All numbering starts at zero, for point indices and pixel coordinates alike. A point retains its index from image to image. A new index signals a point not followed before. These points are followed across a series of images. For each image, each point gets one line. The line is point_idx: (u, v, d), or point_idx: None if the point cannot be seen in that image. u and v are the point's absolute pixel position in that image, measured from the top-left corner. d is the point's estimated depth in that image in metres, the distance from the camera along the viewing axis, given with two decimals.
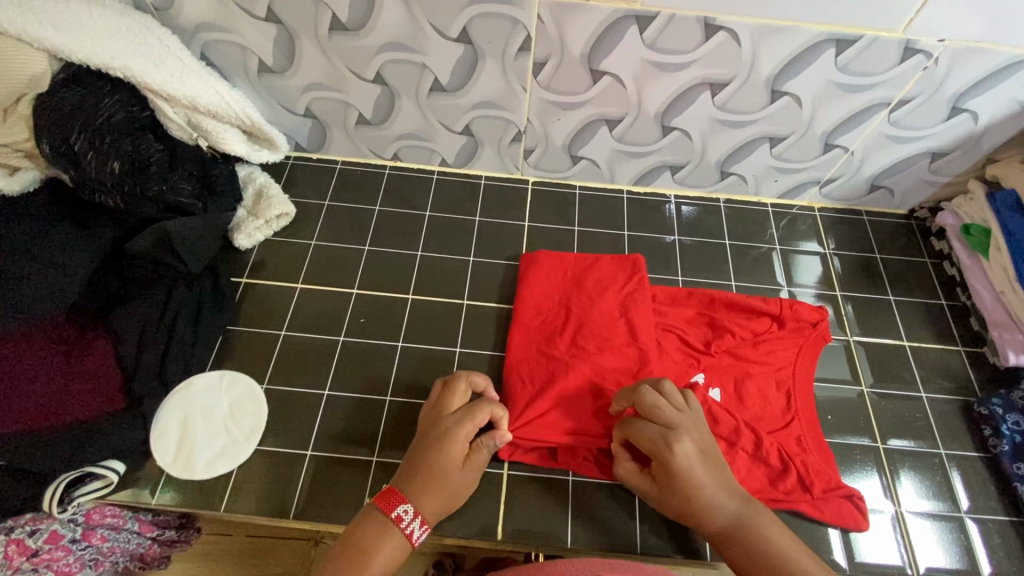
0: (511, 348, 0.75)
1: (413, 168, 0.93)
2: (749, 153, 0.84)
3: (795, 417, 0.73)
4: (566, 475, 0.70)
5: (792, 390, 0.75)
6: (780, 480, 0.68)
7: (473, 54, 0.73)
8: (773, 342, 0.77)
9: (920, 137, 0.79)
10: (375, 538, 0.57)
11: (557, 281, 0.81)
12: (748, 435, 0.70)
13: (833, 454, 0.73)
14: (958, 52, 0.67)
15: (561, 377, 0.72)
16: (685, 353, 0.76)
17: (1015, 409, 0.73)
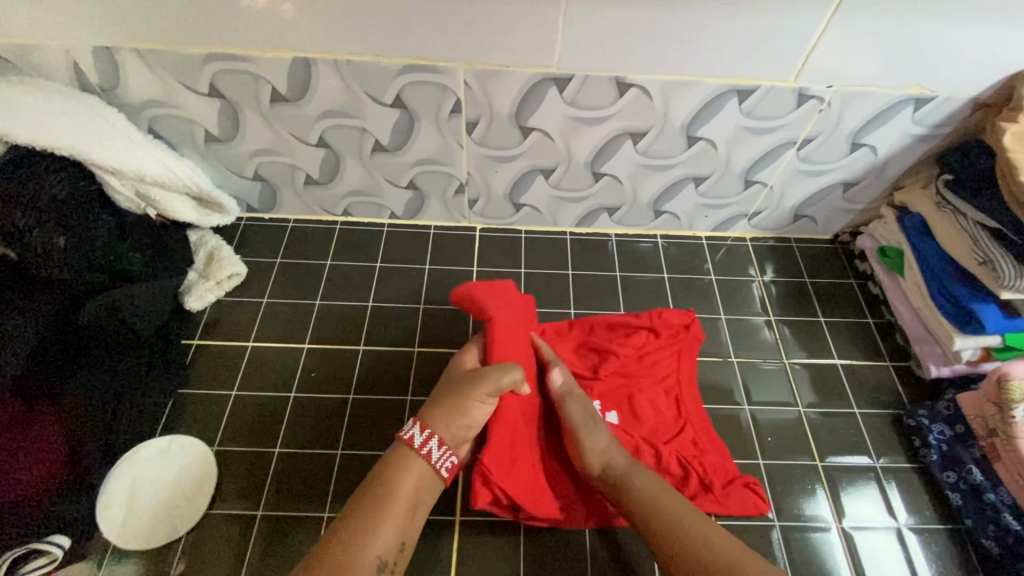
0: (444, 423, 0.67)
1: (364, 222, 0.96)
2: (677, 193, 0.90)
3: (687, 422, 0.76)
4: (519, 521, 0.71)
5: (678, 395, 0.78)
6: (683, 486, 0.72)
7: (408, 117, 0.77)
8: (653, 353, 0.80)
9: (828, 170, 0.85)
10: (396, 464, 0.62)
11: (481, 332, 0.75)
12: (647, 450, 0.74)
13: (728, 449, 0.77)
14: (846, 96, 0.74)
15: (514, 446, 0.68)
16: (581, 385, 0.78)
17: (940, 419, 0.77)
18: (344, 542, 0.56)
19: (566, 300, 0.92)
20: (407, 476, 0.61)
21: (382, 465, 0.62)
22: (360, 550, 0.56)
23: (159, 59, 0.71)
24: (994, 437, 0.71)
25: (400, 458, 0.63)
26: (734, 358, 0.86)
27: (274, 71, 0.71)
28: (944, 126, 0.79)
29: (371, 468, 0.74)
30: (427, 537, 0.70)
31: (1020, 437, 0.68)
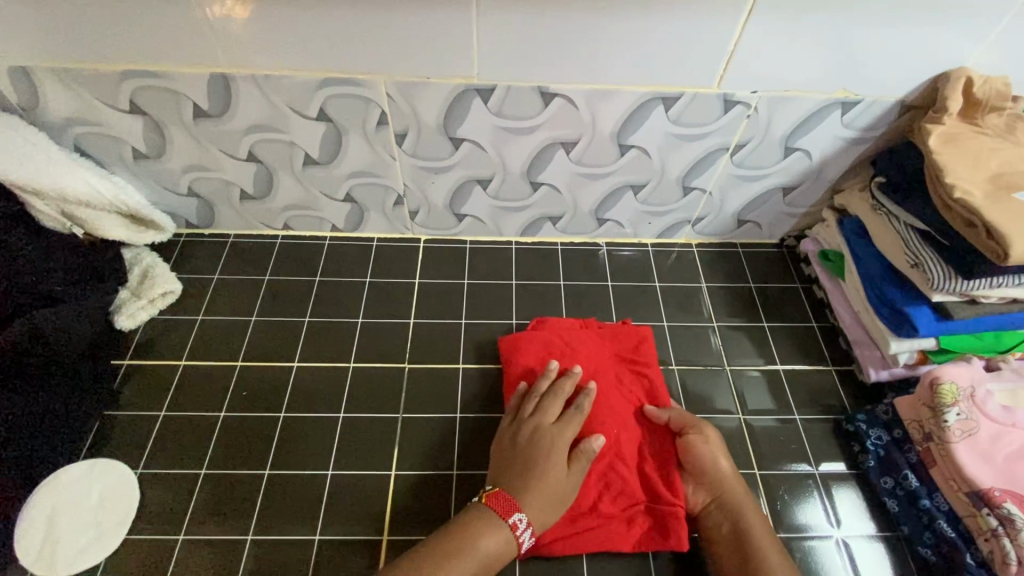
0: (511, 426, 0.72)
1: (305, 236, 0.95)
2: (617, 201, 0.89)
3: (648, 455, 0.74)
4: None
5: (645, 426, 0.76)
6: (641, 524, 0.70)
7: (336, 130, 0.77)
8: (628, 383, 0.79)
9: (765, 174, 0.85)
10: (484, 525, 0.63)
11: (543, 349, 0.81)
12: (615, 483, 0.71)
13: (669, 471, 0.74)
14: (772, 101, 0.74)
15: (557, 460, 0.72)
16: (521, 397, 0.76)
17: (878, 424, 0.76)
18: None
19: (508, 311, 0.91)
20: (489, 537, 0.62)
21: (461, 523, 0.63)
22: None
23: (77, 77, 0.70)
24: (929, 441, 0.70)
25: (478, 518, 0.63)
26: (675, 365, 0.85)
27: (194, 87, 0.71)
28: (874, 128, 0.79)
29: (299, 488, 0.73)
30: (353, 557, 0.68)
31: (954, 442, 0.67)
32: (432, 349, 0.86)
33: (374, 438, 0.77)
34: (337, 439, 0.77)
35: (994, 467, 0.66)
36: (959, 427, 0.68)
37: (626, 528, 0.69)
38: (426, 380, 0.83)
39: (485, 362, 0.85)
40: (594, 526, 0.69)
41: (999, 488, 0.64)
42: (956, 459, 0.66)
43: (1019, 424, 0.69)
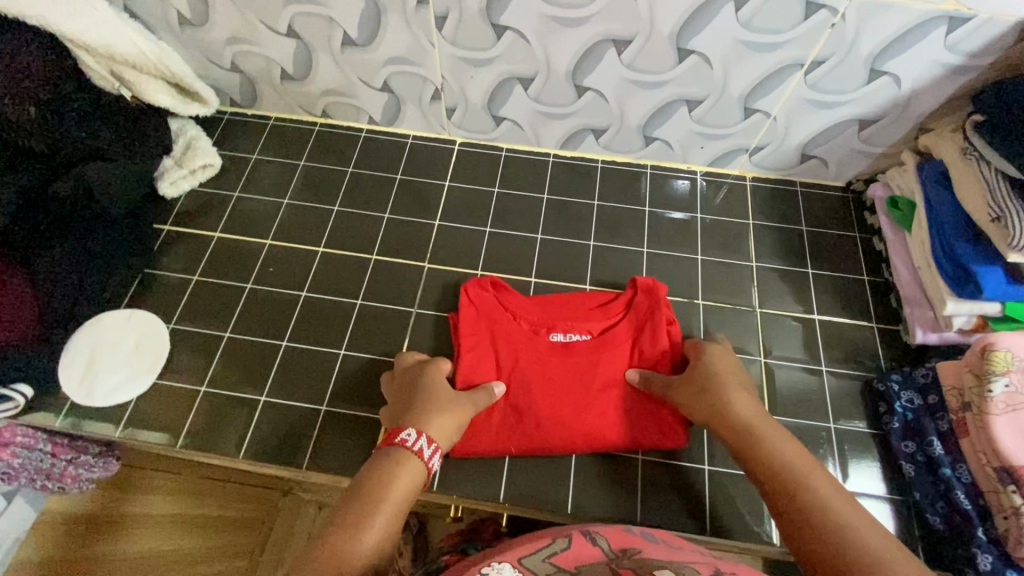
0: (508, 323, 0.75)
1: (343, 126, 0.94)
2: (669, 118, 0.82)
3: (563, 419, 0.70)
4: None
5: (597, 409, 0.71)
6: (502, 432, 0.70)
7: (376, 7, 0.73)
8: (636, 393, 0.72)
9: (842, 102, 0.75)
10: (394, 468, 0.56)
11: (575, 304, 0.78)
12: (518, 401, 0.71)
13: (564, 431, 0.70)
14: (863, 8, 0.63)
15: (510, 348, 0.74)
16: (527, 320, 0.75)
17: (912, 387, 0.70)
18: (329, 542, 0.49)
19: (535, 225, 0.87)
20: (406, 467, 0.57)
21: (378, 467, 0.56)
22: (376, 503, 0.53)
23: None
24: (966, 411, 0.64)
25: (384, 464, 0.56)
26: (700, 300, 0.81)
27: None
28: (983, 56, 0.67)
29: (310, 364, 0.76)
30: (352, 430, 0.71)
31: (994, 413, 0.61)
32: (454, 252, 0.85)
33: (387, 329, 0.79)
34: (353, 325, 0.79)
35: None
36: (1004, 400, 0.61)
37: (487, 424, 0.70)
38: (443, 280, 0.82)
39: (506, 271, 0.84)
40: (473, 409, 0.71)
41: None
42: (992, 431, 0.60)
43: None
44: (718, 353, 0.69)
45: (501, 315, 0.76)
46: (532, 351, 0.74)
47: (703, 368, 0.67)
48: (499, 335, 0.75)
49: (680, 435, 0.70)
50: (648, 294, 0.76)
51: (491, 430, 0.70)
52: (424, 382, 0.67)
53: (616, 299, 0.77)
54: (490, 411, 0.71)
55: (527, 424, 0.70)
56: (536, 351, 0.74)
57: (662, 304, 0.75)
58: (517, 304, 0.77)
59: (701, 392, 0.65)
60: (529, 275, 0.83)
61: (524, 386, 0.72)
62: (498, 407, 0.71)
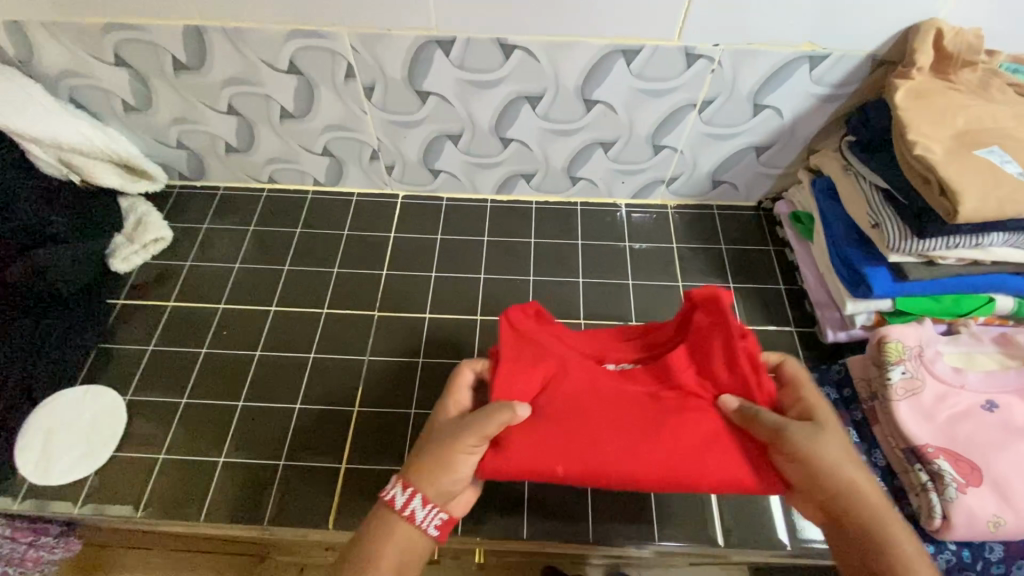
0: (558, 344, 0.68)
1: (290, 189, 0.99)
2: (589, 158, 0.90)
3: (621, 453, 0.58)
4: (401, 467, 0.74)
5: (666, 437, 0.59)
6: (550, 461, 0.58)
7: (307, 83, 0.79)
8: (710, 416, 0.60)
9: (736, 133, 0.84)
10: (380, 533, 0.57)
11: (626, 335, 0.72)
12: (573, 423, 0.60)
13: (624, 466, 0.58)
14: (734, 55, 0.72)
15: (561, 367, 0.65)
16: (580, 348, 0.70)
17: (829, 382, 0.76)
18: None
19: (478, 266, 0.93)
20: (396, 533, 0.56)
21: (371, 529, 0.57)
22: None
23: (67, 31, 0.75)
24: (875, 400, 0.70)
25: (375, 527, 0.57)
26: (634, 320, 0.87)
27: (169, 39, 0.75)
28: (846, 85, 0.76)
29: (267, 420, 0.78)
30: (310, 479, 0.73)
31: (895, 400, 0.67)
32: (402, 298, 0.89)
33: (341, 379, 0.81)
34: (307, 377, 0.82)
35: (933, 425, 0.66)
36: (903, 386, 0.67)
37: (531, 449, 0.59)
38: (392, 327, 0.86)
39: (451, 311, 0.88)
40: (516, 430, 0.60)
41: (934, 445, 0.64)
42: (897, 418, 0.66)
43: (967, 386, 0.69)
44: (818, 402, 0.59)
45: (555, 339, 0.68)
46: (589, 372, 0.65)
47: (826, 446, 0.55)
48: (548, 351, 0.66)
49: (777, 480, 0.58)
50: (709, 309, 0.65)
51: (544, 450, 0.59)
52: (436, 422, 0.63)
53: (678, 320, 0.70)
54: (535, 440, 0.59)
55: (579, 448, 0.59)
56: (595, 373, 0.65)
57: (734, 322, 0.63)
58: (565, 333, 0.71)
59: (817, 476, 0.55)
60: (473, 312, 0.88)
61: (577, 406, 0.61)
62: (545, 430, 0.60)
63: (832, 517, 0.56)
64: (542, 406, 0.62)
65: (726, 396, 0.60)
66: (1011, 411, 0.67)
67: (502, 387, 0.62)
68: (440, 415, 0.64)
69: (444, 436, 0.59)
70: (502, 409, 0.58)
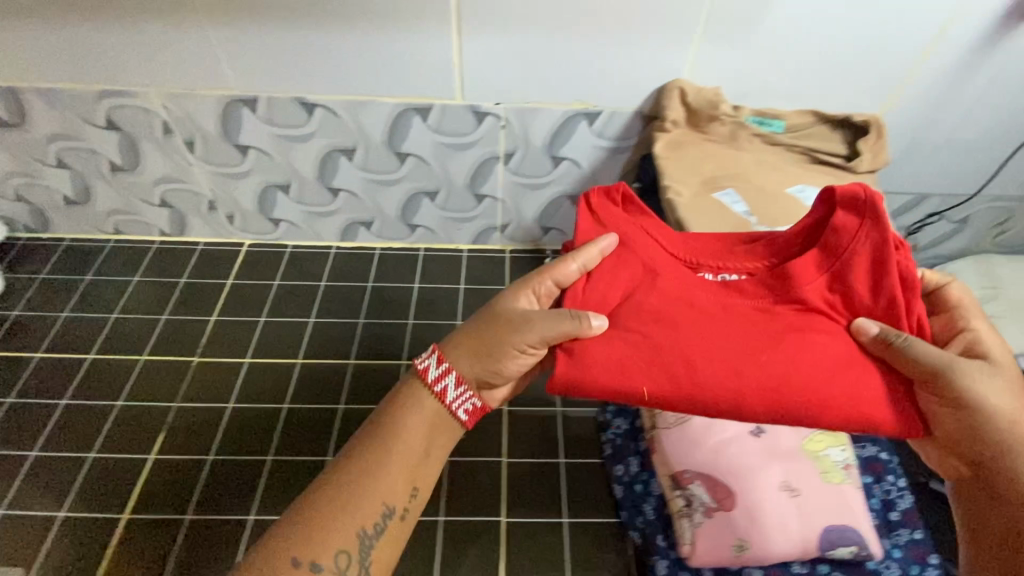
0: (648, 250, 0.59)
1: (135, 240, 1.01)
2: (418, 208, 0.94)
3: (734, 382, 0.51)
4: (185, 514, 0.74)
5: (806, 356, 0.52)
6: (621, 376, 0.52)
7: (129, 139, 0.84)
8: (814, 340, 0.53)
9: (545, 182, 0.90)
10: (403, 405, 0.56)
11: (732, 237, 0.62)
12: (654, 335, 0.53)
13: (733, 390, 0.51)
14: (517, 112, 0.79)
15: (653, 279, 0.57)
16: (677, 249, 0.60)
17: (623, 413, 0.77)
18: (330, 511, 0.52)
19: (309, 310, 0.94)
20: (407, 418, 0.56)
21: (393, 399, 0.57)
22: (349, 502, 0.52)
23: None
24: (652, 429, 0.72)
25: (407, 397, 0.57)
26: None
27: None
28: (628, 138, 0.82)
29: (59, 469, 0.78)
30: (90, 527, 0.73)
31: (662, 429, 0.70)
32: (228, 344, 0.90)
33: (145, 424, 0.82)
34: (111, 425, 0.82)
35: (700, 452, 0.67)
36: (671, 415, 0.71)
37: (620, 368, 0.52)
38: (210, 373, 0.87)
39: (276, 356, 0.89)
40: (608, 336, 0.54)
41: (693, 472, 0.66)
42: (661, 445, 0.69)
43: None
44: (986, 329, 0.56)
45: (634, 230, 0.60)
46: (678, 279, 0.57)
47: (996, 389, 0.52)
48: (643, 254, 0.58)
49: (918, 422, 0.51)
50: (851, 209, 0.56)
51: (620, 355, 0.53)
52: (511, 310, 0.57)
53: (806, 222, 0.58)
54: (612, 347, 0.53)
55: (654, 363, 0.52)
56: (699, 287, 0.57)
57: (883, 241, 0.54)
58: (665, 228, 0.61)
59: (976, 426, 0.51)
60: (296, 357, 0.89)
61: (666, 317, 0.54)
62: (623, 343, 0.53)
63: (975, 468, 0.55)
64: (618, 318, 0.55)
65: (863, 320, 0.53)
66: (778, 435, 0.69)
67: (588, 295, 0.56)
68: (510, 303, 0.58)
69: (484, 334, 0.57)
70: (574, 317, 0.53)
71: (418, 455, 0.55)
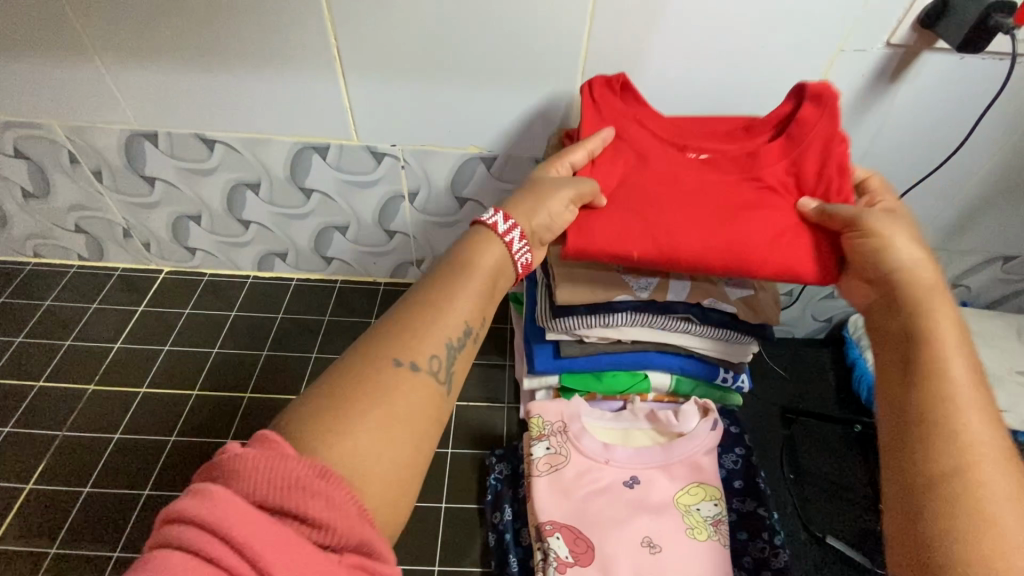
0: (627, 120, 0.65)
1: (54, 264, 1.01)
2: (331, 242, 0.95)
3: (715, 242, 0.58)
4: (48, 548, 0.72)
5: (739, 217, 0.59)
6: (642, 241, 0.58)
7: (38, 167, 0.85)
8: (773, 207, 0.59)
9: (453, 223, 0.90)
10: (481, 250, 0.54)
11: (697, 125, 0.68)
12: (637, 207, 0.60)
13: (695, 243, 0.58)
14: (414, 154, 0.81)
15: (641, 163, 0.63)
16: (657, 129, 0.66)
17: (507, 460, 0.78)
18: (395, 349, 0.47)
19: (215, 339, 0.94)
20: (489, 257, 0.54)
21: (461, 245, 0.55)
22: (440, 318, 0.50)
23: None
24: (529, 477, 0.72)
25: (474, 241, 0.55)
26: None
27: None
28: None
29: None
30: None
31: (535, 476, 0.69)
32: (128, 372, 0.90)
33: (27, 451, 0.81)
34: None
35: (569, 501, 0.68)
36: (546, 461, 0.70)
37: (632, 230, 0.59)
38: (103, 402, 0.86)
39: (174, 386, 0.88)
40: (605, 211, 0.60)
41: (556, 522, 0.66)
42: (533, 493, 0.68)
43: (612, 461, 0.71)
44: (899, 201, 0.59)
45: (626, 120, 0.66)
46: (638, 161, 0.63)
47: (905, 245, 0.54)
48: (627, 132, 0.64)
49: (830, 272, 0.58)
50: (815, 103, 0.62)
51: (620, 231, 0.59)
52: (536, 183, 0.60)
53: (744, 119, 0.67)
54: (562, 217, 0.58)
55: (654, 224, 0.58)
56: (676, 164, 0.63)
57: (836, 116, 0.61)
58: (649, 114, 0.67)
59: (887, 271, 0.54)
60: (193, 387, 0.88)
61: (660, 194, 0.60)
62: (613, 211, 0.60)
63: (906, 358, 0.51)
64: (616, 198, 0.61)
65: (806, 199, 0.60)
66: (650, 487, 0.70)
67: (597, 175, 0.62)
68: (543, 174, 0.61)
69: (545, 184, 0.58)
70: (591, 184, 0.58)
71: (490, 291, 0.54)
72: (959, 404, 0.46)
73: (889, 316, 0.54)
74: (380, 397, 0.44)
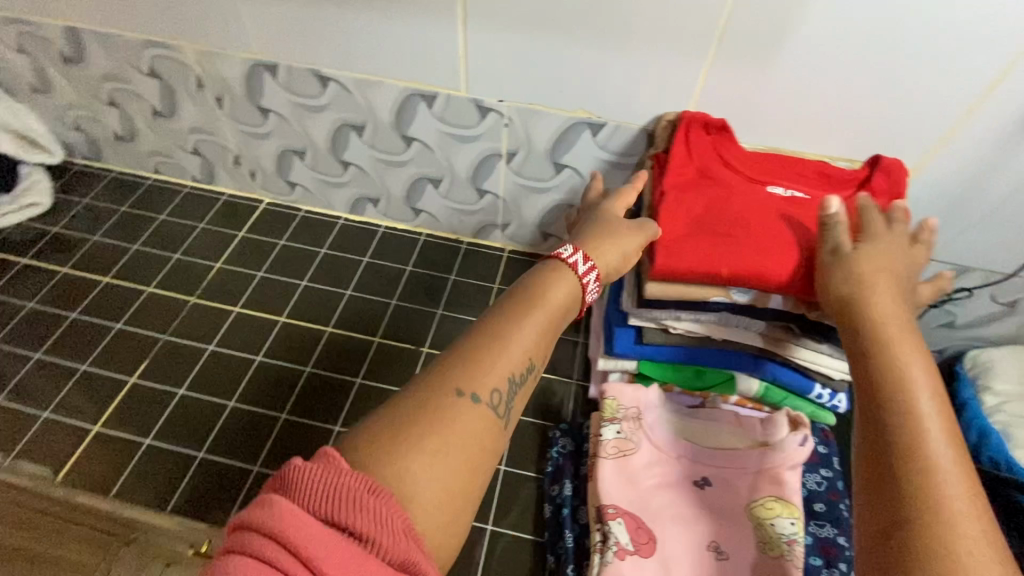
0: (706, 154, 0.70)
1: (170, 181, 1.09)
2: (422, 193, 0.95)
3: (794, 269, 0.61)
4: (144, 439, 0.79)
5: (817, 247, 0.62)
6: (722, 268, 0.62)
7: (167, 87, 0.90)
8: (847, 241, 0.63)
9: (546, 188, 0.87)
10: (552, 280, 0.54)
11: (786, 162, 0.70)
12: (720, 235, 0.63)
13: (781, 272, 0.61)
14: (520, 112, 0.78)
15: (727, 194, 0.67)
16: (742, 166, 0.69)
17: (570, 435, 0.76)
18: (458, 364, 0.46)
19: (303, 273, 0.98)
20: (557, 288, 0.53)
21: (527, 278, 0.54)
22: (505, 345, 0.48)
23: None
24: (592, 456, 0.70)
25: (546, 272, 0.55)
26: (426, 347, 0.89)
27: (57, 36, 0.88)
28: (630, 155, 0.79)
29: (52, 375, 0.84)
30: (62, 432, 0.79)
31: (602, 457, 0.67)
32: (224, 291, 0.95)
33: (133, 349, 0.88)
34: (105, 343, 0.88)
35: (633, 488, 0.66)
36: (614, 445, 0.68)
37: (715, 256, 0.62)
38: (200, 315, 0.92)
39: (262, 311, 0.93)
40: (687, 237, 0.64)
41: (619, 507, 0.64)
42: (597, 473, 0.66)
43: (684, 456, 0.68)
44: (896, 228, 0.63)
45: (714, 158, 0.69)
46: (720, 190, 0.67)
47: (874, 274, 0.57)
48: (706, 167, 0.69)
49: None
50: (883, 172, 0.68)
51: (704, 253, 0.62)
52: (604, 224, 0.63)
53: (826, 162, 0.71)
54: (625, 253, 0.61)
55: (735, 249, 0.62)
56: (759, 200, 0.66)
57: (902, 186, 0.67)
58: (734, 148, 0.70)
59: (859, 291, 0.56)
60: (279, 315, 0.93)
61: (742, 223, 0.64)
62: (696, 238, 0.63)
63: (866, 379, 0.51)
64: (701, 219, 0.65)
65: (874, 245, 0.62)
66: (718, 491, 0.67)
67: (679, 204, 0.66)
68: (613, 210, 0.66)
69: (615, 227, 0.62)
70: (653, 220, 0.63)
71: (556, 325, 0.52)
72: (922, 427, 0.45)
73: (852, 343, 0.54)
74: (432, 427, 0.42)
